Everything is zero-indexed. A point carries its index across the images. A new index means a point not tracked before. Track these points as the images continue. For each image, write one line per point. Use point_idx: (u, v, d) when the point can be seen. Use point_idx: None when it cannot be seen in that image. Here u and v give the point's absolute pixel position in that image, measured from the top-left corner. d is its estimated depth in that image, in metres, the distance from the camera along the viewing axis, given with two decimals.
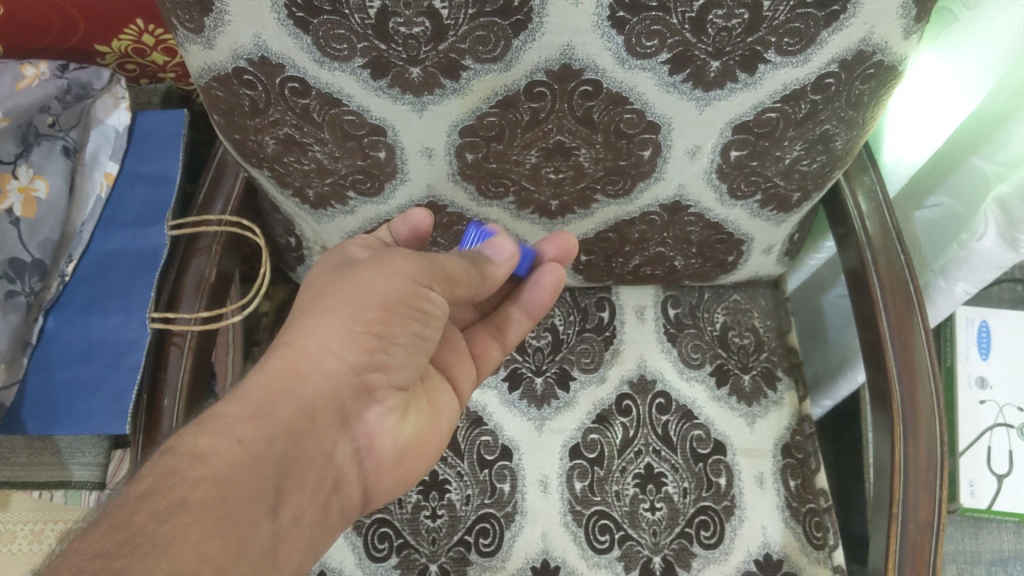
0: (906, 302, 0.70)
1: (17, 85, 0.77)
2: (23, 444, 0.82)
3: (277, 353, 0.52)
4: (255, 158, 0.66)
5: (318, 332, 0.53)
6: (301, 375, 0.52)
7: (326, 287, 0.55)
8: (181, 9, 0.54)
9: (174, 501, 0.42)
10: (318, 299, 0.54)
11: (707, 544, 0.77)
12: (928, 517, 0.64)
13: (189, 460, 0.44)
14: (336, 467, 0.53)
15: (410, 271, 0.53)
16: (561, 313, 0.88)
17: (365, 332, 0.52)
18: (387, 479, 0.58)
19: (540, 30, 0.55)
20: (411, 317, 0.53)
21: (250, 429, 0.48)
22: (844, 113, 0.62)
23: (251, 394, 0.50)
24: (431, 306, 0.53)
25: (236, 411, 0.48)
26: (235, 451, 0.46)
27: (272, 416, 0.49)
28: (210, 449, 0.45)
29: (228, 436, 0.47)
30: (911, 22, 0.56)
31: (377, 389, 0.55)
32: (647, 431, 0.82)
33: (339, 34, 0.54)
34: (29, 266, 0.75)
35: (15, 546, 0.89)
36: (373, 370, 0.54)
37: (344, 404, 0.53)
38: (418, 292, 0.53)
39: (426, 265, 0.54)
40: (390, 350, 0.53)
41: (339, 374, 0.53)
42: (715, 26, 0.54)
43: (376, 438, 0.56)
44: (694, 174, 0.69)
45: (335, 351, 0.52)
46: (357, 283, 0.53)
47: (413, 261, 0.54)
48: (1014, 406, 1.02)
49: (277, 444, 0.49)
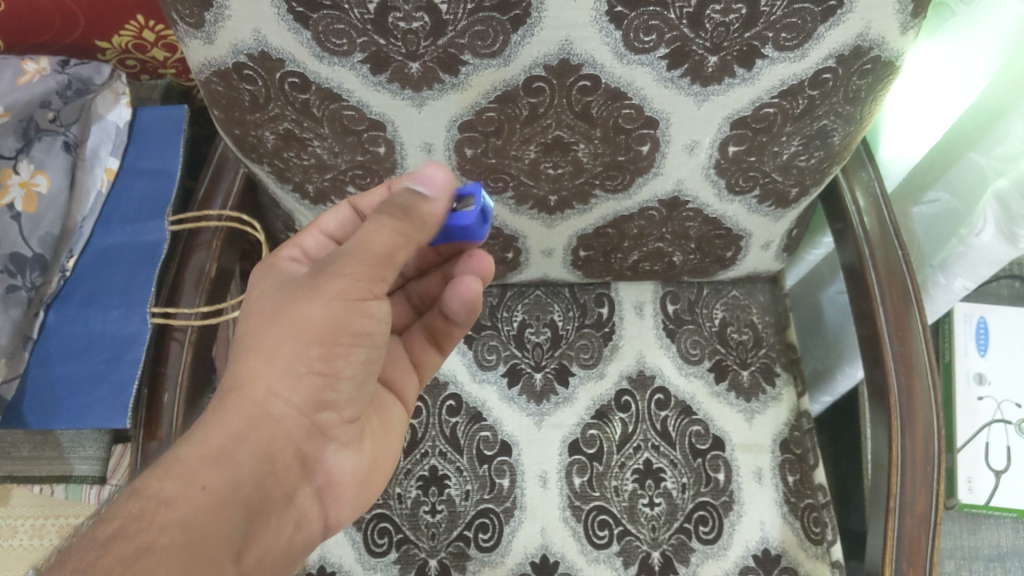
0: (903, 295, 0.70)
1: (18, 80, 0.77)
2: (25, 438, 0.83)
3: (231, 398, 0.50)
4: (255, 152, 0.66)
5: (267, 375, 0.50)
6: (257, 419, 0.49)
7: (271, 318, 0.51)
8: (181, 3, 0.54)
9: (141, 546, 0.41)
10: (260, 337, 0.51)
11: (705, 539, 0.78)
12: (925, 510, 0.64)
13: (157, 504, 0.43)
14: (297, 508, 0.53)
15: (345, 288, 0.48)
16: (560, 309, 0.88)
17: (311, 371, 0.49)
18: (348, 512, 0.58)
19: (538, 24, 0.55)
20: (354, 341, 0.49)
21: (212, 474, 0.46)
22: (842, 108, 0.63)
23: (210, 437, 0.48)
24: (372, 324, 0.49)
25: (196, 455, 0.47)
26: (200, 497, 0.45)
27: (233, 460, 0.48)
28: (175, 493, 0.44)
29: (192, 482, 0.45)
30: (908, 17, 0.56)
31: (331, 428, 0.53)
32: (645, 427, 0.82)
33: (338, 28, 0.55)
34: (30, 261, 0.75)
35: (17, 541, 0.89)
36: (325, 410, 0.52)
37: (300, 446, 0.52)
38: (356, 310, 0.48)
39: (359, 274, 0.48)
40: (338, 386, 0.51)
41: (292, 418, 0.51)
42: (712, 21, 0.55)
43: (336, 476, 0.55)
44: (692, 169, 0.69)
45: (286, 394, 0.50)
46: (296, 308, 0.49)
47: (348, 275, 0.48)
48: (1012, 401, 1.02)
49: (241, 489, 0.47)
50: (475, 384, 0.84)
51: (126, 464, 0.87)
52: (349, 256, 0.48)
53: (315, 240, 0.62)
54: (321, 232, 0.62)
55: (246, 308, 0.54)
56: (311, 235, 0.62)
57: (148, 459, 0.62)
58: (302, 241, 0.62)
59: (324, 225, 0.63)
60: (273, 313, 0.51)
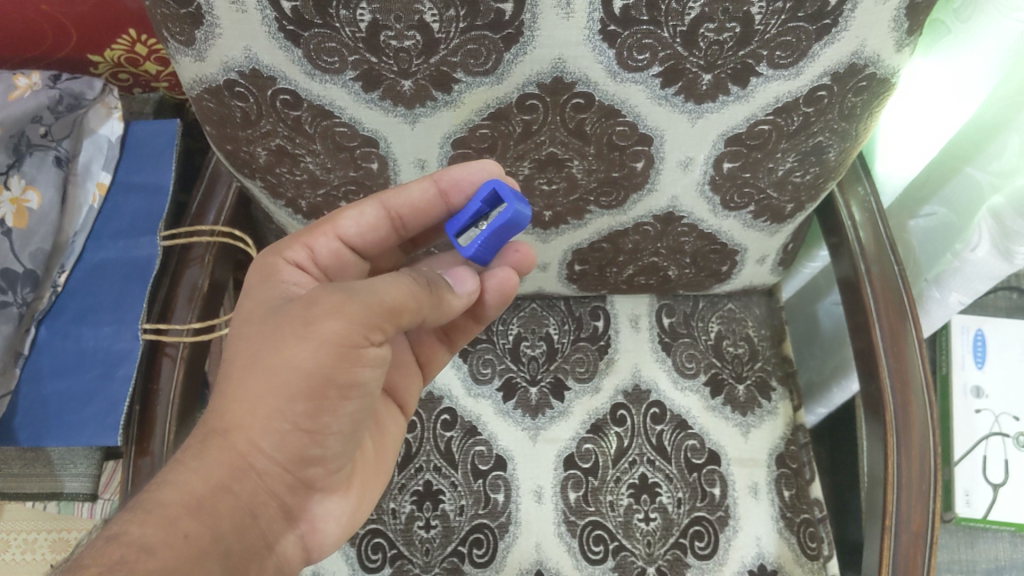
0: (899, 312, 0.70)
1: (9, 95, 0.77)
2: (16, 455, 0.84)
3: (212, 444, 0.49)
4: (247, 168, 0.66)
5: (251, 427, 0.49)
6: (239, 470, 0.49)
7: (252, 356, 0.50)
8: (171, 21, 0.53)
9: None
10: (244, 378, 0.49)
11: (701, 554, 0.77)
12: (921, 527, 0.63)
13: (138, 551, 0.42)
14: (279, 555, 0.53)
15: (341, 331, 0.46)
16: (555, 323, 0.87)
17: (295, 428, 0.49)
18: (332, 551, 0.58)
19: (531, 43, 0.55)
20: (343, 394, 0.48)
21: (194, 523, 0.46)
22: (837, 125, 0.62)
23: (191, 484, 0.48)
24: (364, 374, 0.48)
25: (177, 501, 0.46)
26: (183, 546, 0.44)
27: (214, 511, 0.48)
28: (157, 541, 0.44)
29: (174, 531, 0.45)
30: (903, 34, 0.55)
31: (316, 480, 0.54)
32: (640, 442, 0.81)
33: (329, 47, 0.54)
34: (20, 277, 0.75)
35: (9, 555, 0.88)
36: (310, 465, 0.52)
37: (284, 497, 0.52)
38: (350, 359, 0.47)
39: (359, 313, 0.47)
40: (324, 441, 0.50)
41: (275, 472, 0.50)
42: (707, 40, 0.54)
43: (321, 522, 0.56)
44: (687, 185, 0.69)
45: (268, 449, 0.50)
46: (280, 353, 0.48)
47: (344, 319, 0.46)
48: (1010, 414, 1.02)
49: (223, 540, 0.47)
50: (470, 398, 0.84)
51: (118, 480, 0.86)
52: (351, 299, 0.47)
53: (330, 244, 0.60)
54: (337, 236, 0.60)
55: (237, 330, 0.53)
56: (325, 239, 0.60)
57: (140, 476, 0.62)
58: (313, 243, 0.59)
59: (342, 229, 0.60)
60: (258, 346, 0.50)
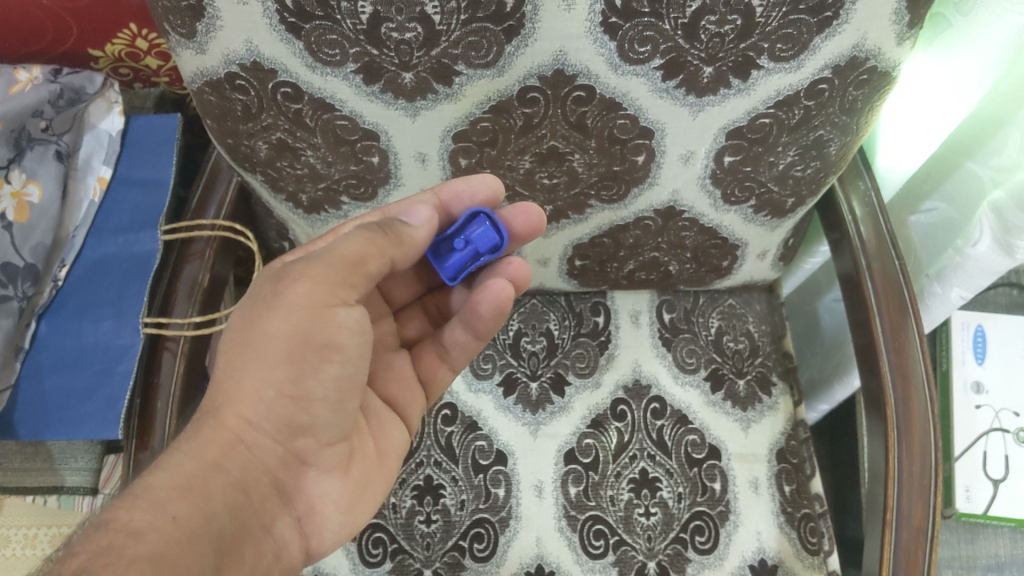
0: (900, 305, 0.70)
1: (10, 90, 0.77)
2: (17, 450, 0.85)
3: (205, 424, 0.51)
4: (248, 162, 0.66)
5: (239, 402, 0.51)
6: (230, 445, 0.50)
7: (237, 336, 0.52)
8: (172, 14, 0.54)
9: None
10: (230, 356, 0.52)
11: (701, 549, 0.77)
12: (922, 523, 0.63)
13: (126, 537, 0.42)
14: (275, 538, 0.53)
15: (308, 292, 0.49)
16: (556, 318, 0.87)
17: (282, 395, 0.50)
18: (332, 540, 0.57)
19: (532, 35, 0.55)
20: (323, 355, 0.50)
21: (184, 504, 0.46)
22: (838, 118, 0.62)
23: (181, 465, 0.49)
24: (340, 333, 0.50)
25: (168, 484, 0.47)
26: (171, 527, 0.44)
27: (205, 489, 0.48)
28: (144, 526, 0.43)
29: (162, 513, 0.45)
30: (904, 27, 0.55)
31: (308, 454, 0.54)
32: (641, 436, 0.81)
33: (331, 39, 0.54)
34: (22, 271, 0.75)
35: (10, 550, 0.88)
36: (299, 436, 0.52)
37: (277, 473, 0.53)
38: (323, 318, 0.50)
39: (326, 273, 0.50)
40: (312, 408, 0.51)
41: (267, 444, 0.52)
42: (708, 32, 0.54)
43: (319, 504, 0.55)
44: (688, 179, 0.69)
45: (257, 420, 0.51)
46: (259, 325, 0.50)
47: (310, 282, 0.49)
48: (1010, 410, 1.02)
49: (214, 519, 0.47)
50: (470, 394, 0.84)
51: (119, 474, 0.88)
52: (316, 263, 0.50)
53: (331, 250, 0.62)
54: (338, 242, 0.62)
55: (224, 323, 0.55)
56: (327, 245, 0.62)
57: (140, 470, 0.62)
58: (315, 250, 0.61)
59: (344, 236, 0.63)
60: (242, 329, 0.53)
